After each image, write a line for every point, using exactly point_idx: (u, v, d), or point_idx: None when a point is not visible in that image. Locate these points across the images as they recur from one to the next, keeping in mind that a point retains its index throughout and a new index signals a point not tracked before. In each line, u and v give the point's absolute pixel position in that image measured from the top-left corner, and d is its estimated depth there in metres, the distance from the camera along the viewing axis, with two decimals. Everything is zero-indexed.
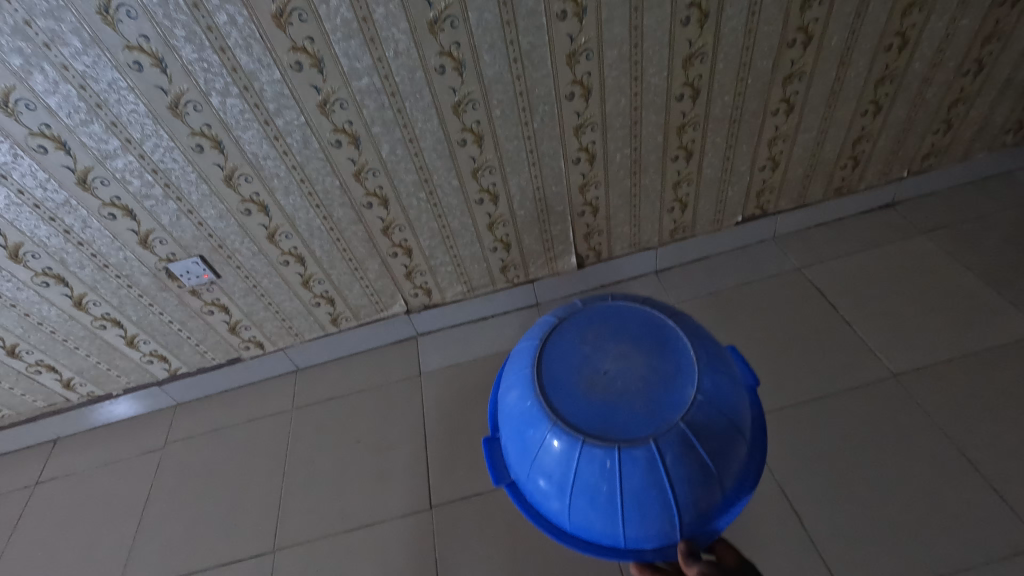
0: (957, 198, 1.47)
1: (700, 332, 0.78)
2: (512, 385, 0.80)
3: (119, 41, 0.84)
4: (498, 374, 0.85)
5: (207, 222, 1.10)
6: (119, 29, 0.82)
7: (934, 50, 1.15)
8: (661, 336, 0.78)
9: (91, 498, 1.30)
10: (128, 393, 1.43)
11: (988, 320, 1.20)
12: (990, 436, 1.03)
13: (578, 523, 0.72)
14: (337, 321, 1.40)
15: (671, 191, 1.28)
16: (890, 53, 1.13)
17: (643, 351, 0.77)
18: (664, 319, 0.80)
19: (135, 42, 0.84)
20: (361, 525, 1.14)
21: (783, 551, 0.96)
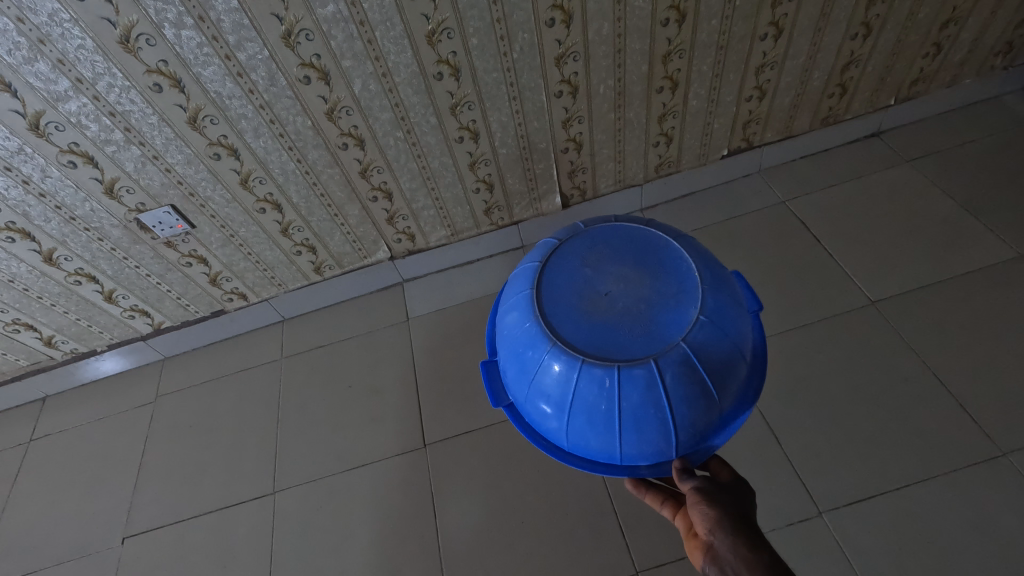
0: (943, 125, 1.45)
1: (704, 256, 0.78)
2: (512, 307, 0.81)
3: None
4: (498, 299, 0.86)
5: (175, 168, 1.05)
6: None
7: None
8: (666, 258, 0.78)
9: (87, 451, 1.32)
10: (113, 349, 1.41)
11: (964, 246, 1.22)
12: (958, 357, 1.07)
13: (575, 441, 0.75)
14: (320, 270, 1.38)
15: (656, 125, 1.25)
16: None
17: (644, 273, 0.77)
18: (668, 242, 0.79)
19: None
20: (357, 466, 1.17)
21: (762, 470, 1.02)
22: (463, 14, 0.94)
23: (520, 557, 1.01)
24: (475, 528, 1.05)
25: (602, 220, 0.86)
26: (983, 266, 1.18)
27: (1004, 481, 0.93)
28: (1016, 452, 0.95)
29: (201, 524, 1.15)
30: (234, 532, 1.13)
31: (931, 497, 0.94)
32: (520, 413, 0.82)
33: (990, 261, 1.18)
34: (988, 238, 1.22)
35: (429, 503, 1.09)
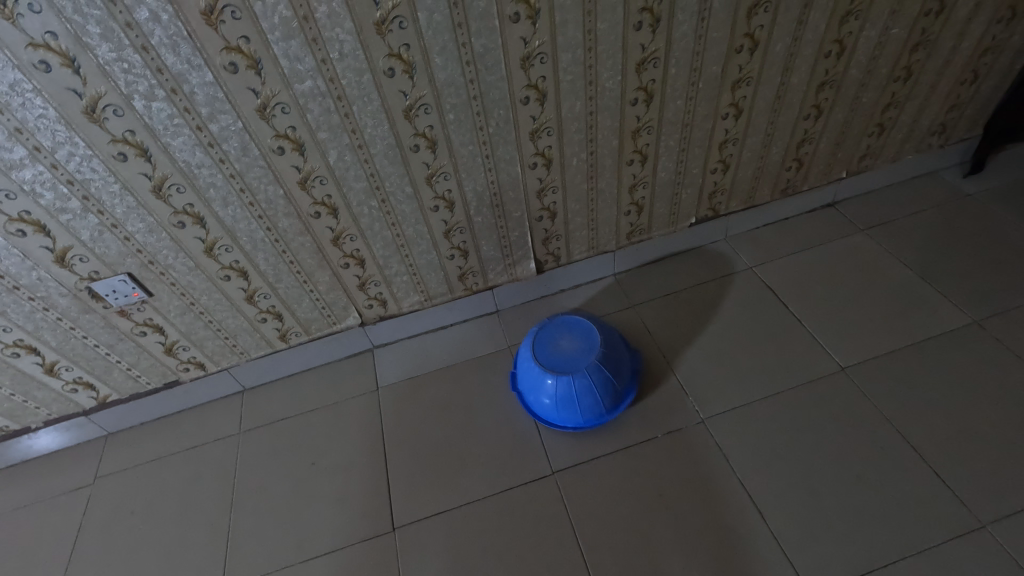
0: (891, 194, 1.61)
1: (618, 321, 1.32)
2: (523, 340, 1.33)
3: (24, 38, 0.86)
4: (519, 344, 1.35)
5: (135, 235, 1.14)
6: (23, 24, 0.84)
7: (868, 56, 1.27)
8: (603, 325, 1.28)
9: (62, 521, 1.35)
10: (51, 426, 1.46)
11: (918, 309, 1.35)
12: (920, 424, 1.18)
13: (543, 407, 1.28)
14: (285, 336, 1.46)
15: (627, 196, 1.38)
16: (829, 59, 1.24)
17: (590, 333, 1.26)
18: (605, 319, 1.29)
19: (44, 39, 0.86)
20: (321, 554, 1.20)
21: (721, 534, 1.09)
22: (441, 95, 1.07)
23: None
24: None
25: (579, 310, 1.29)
26: (936, 333, 1.30)
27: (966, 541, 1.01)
28: (970, 500, 1.06)
29: None
30: None
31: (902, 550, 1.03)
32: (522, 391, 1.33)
33: (941, 329, 1.31)
34: (941, 303, 1.35)
35: (418, 565, 1.14)
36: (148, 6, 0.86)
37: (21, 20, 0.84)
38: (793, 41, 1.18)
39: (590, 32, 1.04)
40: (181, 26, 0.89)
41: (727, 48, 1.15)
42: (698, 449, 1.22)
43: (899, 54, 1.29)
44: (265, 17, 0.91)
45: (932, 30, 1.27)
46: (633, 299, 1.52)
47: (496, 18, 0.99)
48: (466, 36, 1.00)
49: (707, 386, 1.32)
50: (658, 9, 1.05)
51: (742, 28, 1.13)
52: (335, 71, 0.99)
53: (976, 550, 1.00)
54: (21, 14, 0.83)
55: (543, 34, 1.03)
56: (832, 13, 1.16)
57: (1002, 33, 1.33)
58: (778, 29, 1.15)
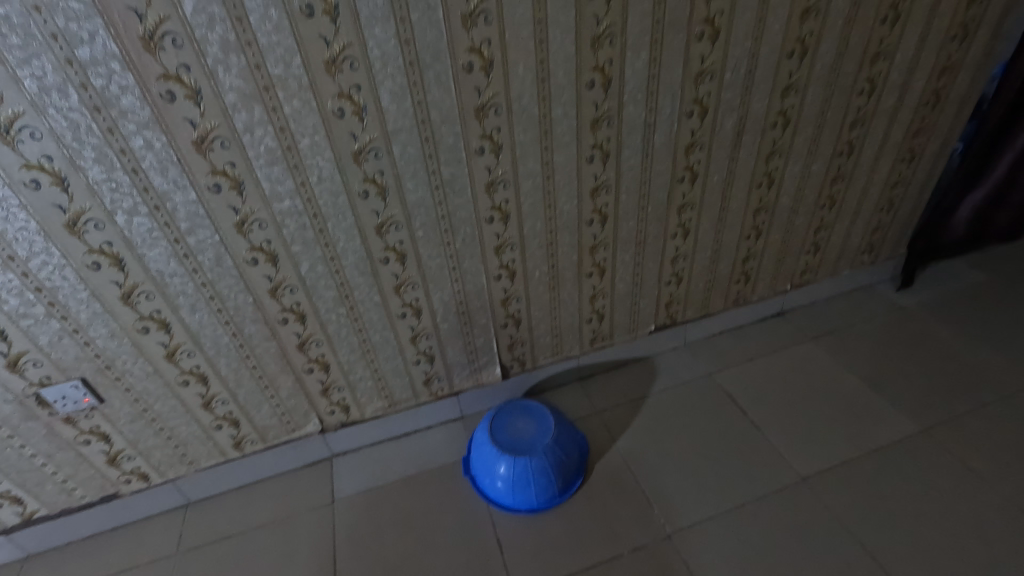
0: (839, 308, 1.66)
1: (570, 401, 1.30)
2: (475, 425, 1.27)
3: (16, 160, 0.79)
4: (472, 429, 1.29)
5: (96, 341, 0.99)
6: (18, 149, 0.78)
7: (795, 187, 1.36)
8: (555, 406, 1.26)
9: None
10: None
11: (872, 415, 1.33)
12: (897, 544, 1.08)
13: (497, 493, 1.20)
14: (240, 445, 1.25)
15: (588, 304, 1.35)
16: (761, 189, 1.32)
17: (543, 414, 1.23)
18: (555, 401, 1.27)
19: (36, 161, 0.80)
20: None
21: None
22: (411, 213, 1.04)
23: None
24: None
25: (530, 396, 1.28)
26: (895, 440, 1.26)
27: None
28: None
29: None
30: None
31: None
32: (475, 480, 1.24)
33: (898, 436, 1.27)
34: (892, 410, 1.33)
35: None
36: (141, 135, 0.82)
37: (20, 144, 0.78)
38: (728, 173, 1.25)
39: (547, 164, 1.07)
40: (170, 152, 0.85)
41: (669, 178, 1.20)
42: None
43: (821, 186, 1.39)
44: (252, 146, 0.88)
45: (845, 167, 1.38)
46: (597, 405, 1.42)
47: (462, 151, 1.00)
48: (435, 165, 1.00)
49: (683, 500, 1.18)
50: (608, 145, 1.09)
51: (682, 161, 1.18)
52: (306, 176, 0.94)
53: None
54: (18, 142, 0.78)
55: (506, 164, 1.04)
56: (759, 151, 1.25)
57: (905, 170, 1.46)
58: (714, 162, 1.22)
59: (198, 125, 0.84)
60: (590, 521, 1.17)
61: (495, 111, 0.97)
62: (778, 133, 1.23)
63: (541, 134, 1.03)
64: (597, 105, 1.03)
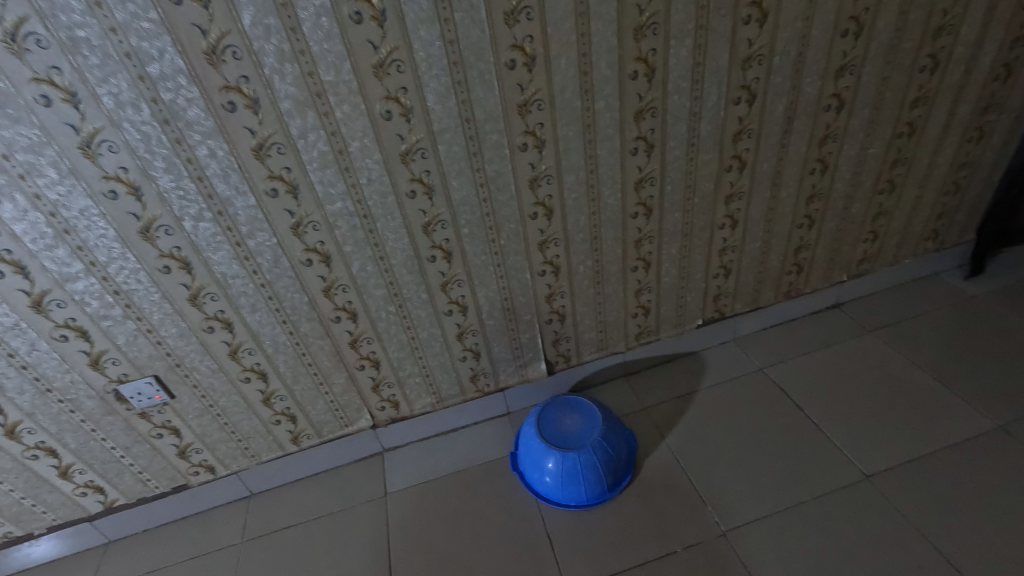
0: (901, 298, 1.57)
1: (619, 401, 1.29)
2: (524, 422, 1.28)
3: (96, 172, 0.85)
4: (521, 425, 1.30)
5: (167, 340, 1.05)
6: (98, 162, 0.85)
7: (851, 172, 1.30)
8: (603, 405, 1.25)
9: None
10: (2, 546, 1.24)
11: (942, 411, 1.25)
12: (973, 546, 1.02)
13: (545, 488, 1.20)
14: (298, 439, 1.30)
15: (633, 298, 1.33)
16: (814, 175, 1.27)
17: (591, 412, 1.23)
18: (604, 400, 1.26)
19: (113, 172, 0.86)
20: None
21: None
22: (456, 211, 1.06)
23: None
24: None
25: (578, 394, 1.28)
26: (968, 436, 1.19)
27: None
28: None
29: None
30: None
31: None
32: (524, 475, 1.25)
33: (971, 432, 1.20)
34: (964, 406, 1.25)
35: None
36: (205, 144, 0.87)
37: (100, 157, 0.84)
38: (778, 160, 1.21)
39: (591, 157, 1.07)
40: (232, 160, 0.89)
41: (717, 167, 1.17)
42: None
43: (880, 170, 1.32)
44: (306, 150, 0.92)
45: (906, 149, 1.30)
46: (644, 401, 1.41)
47: (506, 147, 1.01)
48: (480, 163, 1.01)
49: (738, 497, 1.15)
50: (652, 136, 1.08)
51: (730, 150, 1.15)
52: (356, 178, 0.97)
53: None
54: (98, 155, 0.84)
55: (549, 159, 1.04)
56: (812, 136, 1.20)
57: (974, 150, 1.37)
58: (763, 150, 1.18)
59: (257, 133, 0.88)
60: (641, 517, 1.15)
61: (538, 107, 0.98)
62: (832, 116, 1.18)
63: (583, 127, 1.03)
64: (640, 96, 1.02)
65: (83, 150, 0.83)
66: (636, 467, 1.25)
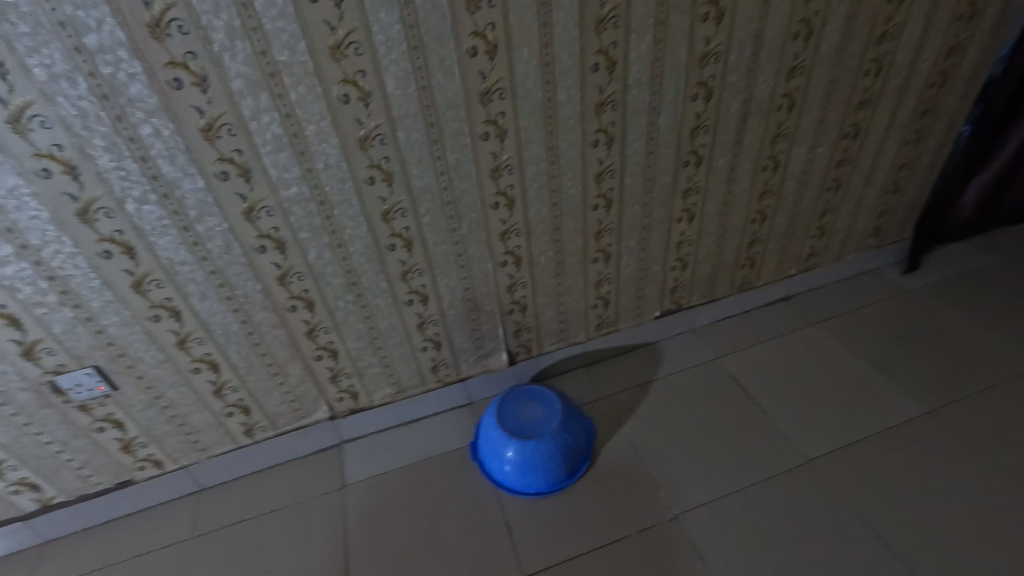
0: (845, 292, 1.66)
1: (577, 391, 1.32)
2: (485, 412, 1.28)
3: (27, 149, 0.80)
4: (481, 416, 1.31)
5: (108, 328, 1.00)
6: (29, 138, 0.79)
7: (801, 171, 1.35)
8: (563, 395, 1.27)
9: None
10: None
11: (879, 398, 1.33)
12: (902, 522, 1.09)
13: (505, 477, 1.21)
14: (251, 432, 1.26)
15: (594, 289, 1.36)
16: (766, 172, 1.32)
17: (551, 402, 1.25)
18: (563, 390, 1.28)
19: (46, 150, 0.81)
20: None
21: None
22: (417, 199, 1.05)
23: None
24: None
25: (538, 384, 1.29)
26: (901, 421, 1.27)
27: None
28: None
29: None
30: None
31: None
32: (484, 464, 1.26)
33: (904, 417, 1.28)
34: (898, 392, 1.34)
35: None
36: (149, 123, 0.83)
37: (31, 133, 0.79)
38: (733, 156, 1.25)
39: (552, 149, 1.07)
40: (178, 140, 0.85)
41: (675, 162, 1.20)
42: (676, 563, 1.07)
43: (827, 169, 1.38)
44: (259, 132, 0.89)
45: (851, 149, 1.37)
46: (603, 390, 1.43)
47: (467, 136, 1.00)
48: (441, 151, 1.00)
49: (691, 481, 1.20)
50: (612, 129, 1.09)
51: (687, 145, 1.18)
52: (313, 162, 0.94)
53: None
54: (28, 130, 0.79)
55: (510, 149, 1.04)
56: (765, 134, 1.24)
57: (912, 152, 1.45)
58: (719, 146, 1.21)
59: (206, 113, 0.84)
60: (598, 503, 1.18)
61: (499, 96, 0.97)
62: (783, 115, 1.23)
63: (545, 119, 1.03)
64: (601, 88, 1.03)
65: (11, 125, 0.78)
66: (594, 454, 1.27)
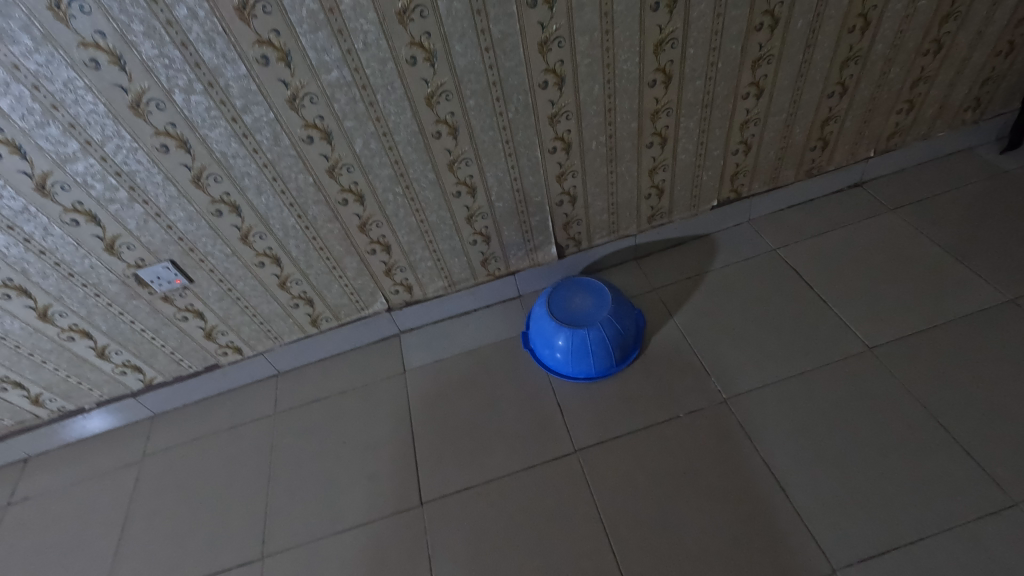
0: (928, 175, 1.50)
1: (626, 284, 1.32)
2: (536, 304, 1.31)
3: (73, 39, 0.80)
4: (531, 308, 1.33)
5: (177, 224, 1.05)
6: (73, 26, 0.78)
7: (895, 30, 1.17)
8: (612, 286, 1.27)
9: (112, 504, 1.26)
10: (60, 419, 1.36)
11: (955, 286, 1.24)
12: (965, 405, 1.06)
13: (556, 364, 1.25)
14: (317, 322, 1.35)
15: (647, 178, 1.29)
16: (853, 35, 1.15)
17: (601, 293, 1.26)
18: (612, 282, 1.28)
19: (90, 39, 0.80)
20: (332, 534, 1.12)
21: (755, 517, 0.99)
22: (461, 80, 0.99)
23: None
24: None
25: (588, 277, 1.30)
26: (978, 309, 1.19)
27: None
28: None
29: None
30: None
31: (963, 565, 0.88)
32: (535, 353, 1.30)
33: (982, 304, 1.20)
34: (978, 280, 1.24)
35: (441, 546, 1.06)
36: (183, 4, 0.80)
37: (74, 20, 0.78)
38: (815, 16, 1.09)
39: (606, 14, 0.97)
40: (215, 22, 0.82)
41: (746, 25, 1.06)
42: (725, 441, 1.10)
43: (927, 27, 1.19)
44: (294, 9, 0.84)
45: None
46: (653, 283, 1.42)
47: (512, 4, 0.91)
48: (485, 23, 0.92)
49: (742, 368, 1.20)
50: None
51: (761, 3, 1.04)
52: (351, 41, 0.89)
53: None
54: (70, 17, 0.78)
55: (560, 17, 0.95)
56: None
57: None
58: (799, 3, 1.06)
59: None
60: (647, 388, 1.21)
61: None
62: None
63: None
64: None
65: (54, 12, 0.77)
66: (643, 343, 1.29)
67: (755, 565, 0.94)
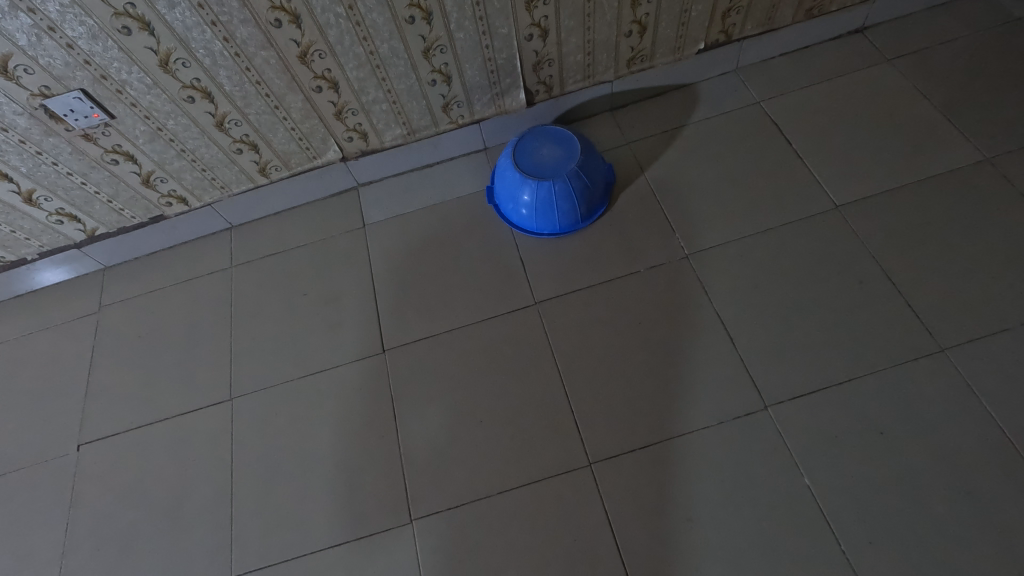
0: (936, 22, 1.37)
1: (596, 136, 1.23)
2: (501, 156, 1.22)
3: None
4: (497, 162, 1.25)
5: (78, 43, 0.91)
6: None
7: None
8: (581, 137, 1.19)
9: (72, 353, 1.26)
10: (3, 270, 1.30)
11: (936, 144, 1.20)
12: (918, 262, 1.08)
13: (521, 219, 1.21)
14: (266, 171, 1.26)
15: (629, 10, 1.14)
16: None
17: (569, 144, 1.18)
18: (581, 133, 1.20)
19: None
20: (297, 376, 1.16)
21: (702, 363, 1.04)
22: None
23: (478, 455, 1.03)
24: (435, 433, 1.06)
25: (556, 127, 1.21)
26: (952, 168, 1.16)
27: (942, 373, 0.97)
28: (953, 348, 0.99)
29: (161, 431, 1.14)
30: (192, 438, 1.12)
31: (881, 402, 0.96)
32: (500, 208, 1.25)
33: (957, 163, 1.17)
34: (960, 138, 1.20)
35: (403, 388, 1.11)
36: None
37: None
38: None
39: None
40: None
41: None
42: (683, 294, 1.12)
43: None
44: None
45: None
46: (628, 136, 1.33)
47: None
48: None
49: (708, 226, 1.18)
50: None
51: None
52: None
53: (946, 376, 0.97)
54: None
55: None
56: None
57: None
58: None
59: None
60: (612, 244, 1.20)
61: None
62: None
63: None
64: None
65: None
66: (612, 199, 1.25)
67: (695, 402, 1.01)
